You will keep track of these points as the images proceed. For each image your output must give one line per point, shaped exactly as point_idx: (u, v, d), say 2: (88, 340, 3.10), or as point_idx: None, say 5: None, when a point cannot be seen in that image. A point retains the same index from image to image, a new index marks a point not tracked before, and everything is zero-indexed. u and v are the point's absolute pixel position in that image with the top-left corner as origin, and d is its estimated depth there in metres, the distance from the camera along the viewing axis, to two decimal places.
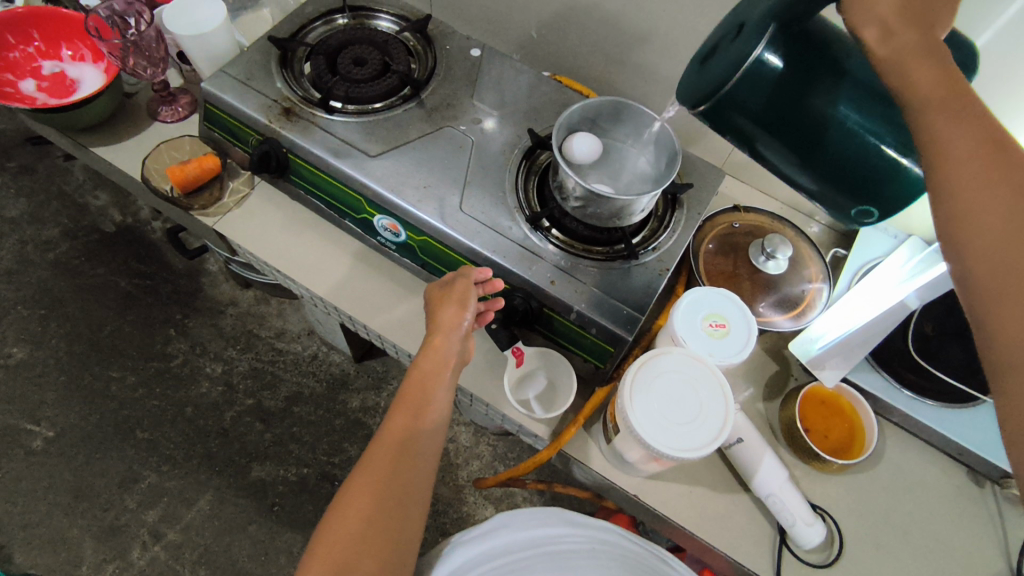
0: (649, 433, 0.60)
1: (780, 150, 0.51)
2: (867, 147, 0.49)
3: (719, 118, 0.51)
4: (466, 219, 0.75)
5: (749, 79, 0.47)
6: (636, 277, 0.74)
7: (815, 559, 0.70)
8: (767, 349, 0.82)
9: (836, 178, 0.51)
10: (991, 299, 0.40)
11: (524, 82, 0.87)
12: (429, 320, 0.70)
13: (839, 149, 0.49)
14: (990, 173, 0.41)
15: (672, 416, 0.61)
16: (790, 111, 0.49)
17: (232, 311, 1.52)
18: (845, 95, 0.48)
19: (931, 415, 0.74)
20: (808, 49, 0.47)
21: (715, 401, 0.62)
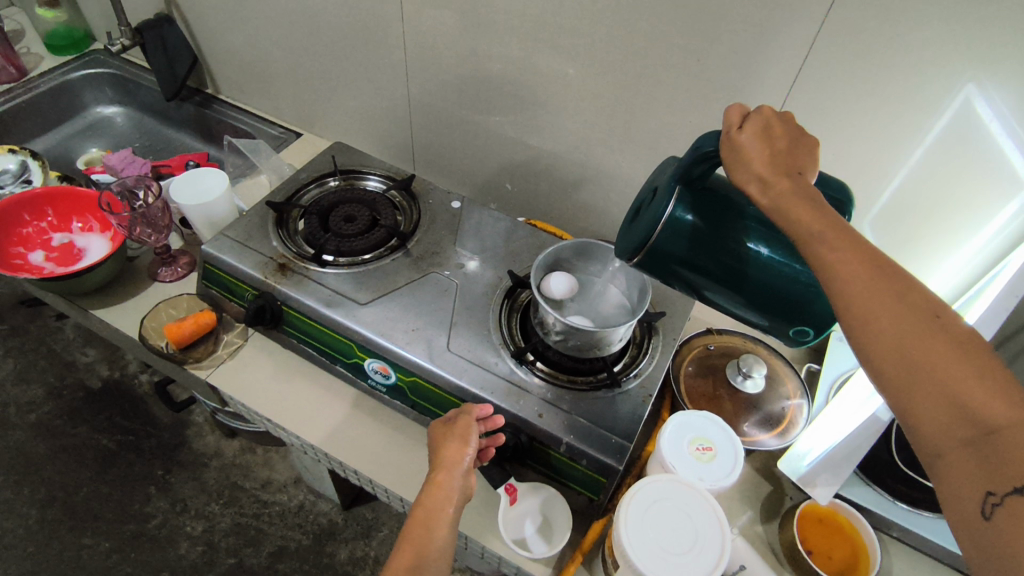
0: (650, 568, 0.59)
1: (715, 288, 0.60)
2: (786, 276, 0.56)
3: (654, 264, 0.61)
4: (454, 357, 0.79)
5: (668, 231, 0.58)
6: (621, 404, 0.76)
7: None
8: (758, 468, 0.83)
9: (771, 307, 0.58)
10: (901, 395, 0.43)
11: (502, 228, 0.95)
12: (432, 457, 0.69)
13: (761, 282, 0.57)
14: (872, 284, 0.45)
15: (670, 547, 0.60)
16: (712, 257, 0.58)
17: (216, 463, 1.48)
18: (756, 235, 0.57)
19: (929, 526, 0.75)
20: (714, 204, 0.58)
21: (711, 525, 0.62)
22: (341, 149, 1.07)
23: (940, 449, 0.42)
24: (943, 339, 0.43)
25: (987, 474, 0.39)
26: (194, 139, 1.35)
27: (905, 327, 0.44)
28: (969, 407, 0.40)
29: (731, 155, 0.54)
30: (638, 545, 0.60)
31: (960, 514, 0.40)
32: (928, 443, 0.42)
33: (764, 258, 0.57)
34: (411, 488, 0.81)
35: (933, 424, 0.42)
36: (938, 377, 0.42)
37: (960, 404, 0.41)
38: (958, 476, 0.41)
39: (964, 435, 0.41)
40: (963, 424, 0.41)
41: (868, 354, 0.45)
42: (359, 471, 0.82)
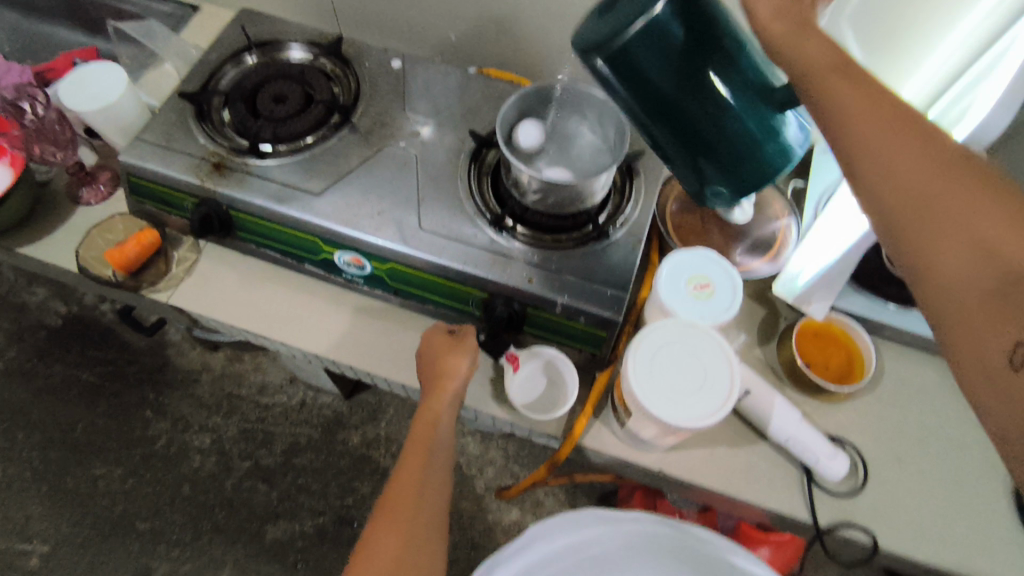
0: (663, 412, 0.59)
1: (657, 127, 0.52)
2: (739, 125, 0.51)
3: (618, 71, 0.48)
4: (429, 236, 0.73)
5: (649, 36, 0.46)
6: (613, 255, 0.73)
7: (842, 489, 0.71)
8: (752, 296, 0.82)
9: (708, 160, 0.53)
10: (916, 242, 0.39)
11: (453, 84, 0.85)
12: (432, 361, 0.69)
13: (711, 128, 0.51)
14: (883, 119, 0.41)
15: (682, 387, 0.60)
16: (681, 85, 0.49)
17: (206, 377, 1.46)
18: (726, 75, 0.49)
19: (918, 322, 0.77)
20: (701, 24, 0.48)
21: (720, 358, 0.62)
22: (250, 15, 0.91)
23: (961, 302, 0.37)
24: (965, 183, 0.38)
25: (1012, 326, 0.35)
26: (74, 30, 1.15)
27: (923, 166, 0.39)
28: (998, 248, 0.36)
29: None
30: (650, 392, 0.60)
31: (978, 364, 0.36)
32: (946, 294, 0.38)
33: (726, 100, 0.50)
34: (411, 374, 0.79)
35: (953, 270, 0.38)
36: (960, 217, 0.38)
37: (986, 249, 0.37)
38: (979, 326, 0.37)
39: (989, 284, 0.36)
40: (990, 268, 0.37)
41: (880, 202, 0.41)
42: (352, 367, 0.80)
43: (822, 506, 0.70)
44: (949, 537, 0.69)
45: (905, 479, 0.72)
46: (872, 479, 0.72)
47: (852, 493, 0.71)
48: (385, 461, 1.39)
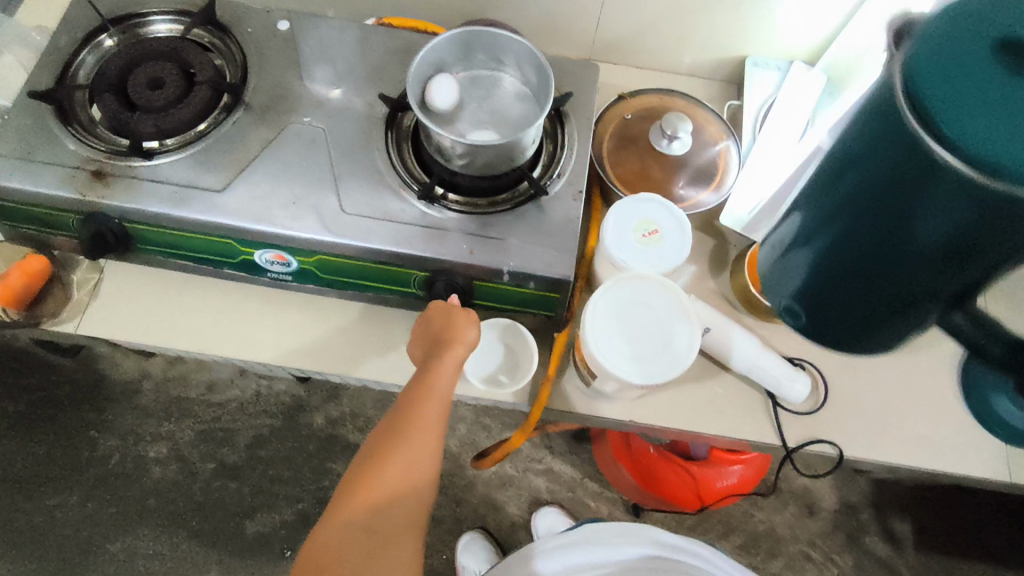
0: (619, 369, 0.57)
1: (851, 198, 0.47)
2: (845, 264, 0.51)
3: (893, 135, 0.41)
4: (354, 219, 0.67)
5: (924, 174, 0.40)
6: (554, 212, 0.68)
7: (805, 407, 0.73)
8: (700, 228, 0.80)
9: (830, 270, 0.52)
10: None
11: (352, 40, 0.75)
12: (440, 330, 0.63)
13: (895, 255, 0.46)
14: None
15: (641, 345, 0.58)
16: (885, 217, 0.45)
17: (148, 384, 1.37)
18: (928, 281, 0.46)
19: None
20: (960, 236, 0.42)
21: (681, 317, 0.60)
22: None
23: None
24: None
25: None
26: None
27: None
28: None
29: None
30: (607, 348, 0.58)
31: None
32: None
33: (944, 273, 0.45)
34: (361, 365, 0.74)
35: None
36: None
37: None
38: None
39: None
40: None
41: None
42: (295, 368, 0.74)
43: (787, 427, 0.72)
44: (906, 435, 0.72)
45: (862, 387, 0.74)
46: (833, 393, 0.73)
47: (814, 410, 0.72)
48: (354, 436, 1.36)
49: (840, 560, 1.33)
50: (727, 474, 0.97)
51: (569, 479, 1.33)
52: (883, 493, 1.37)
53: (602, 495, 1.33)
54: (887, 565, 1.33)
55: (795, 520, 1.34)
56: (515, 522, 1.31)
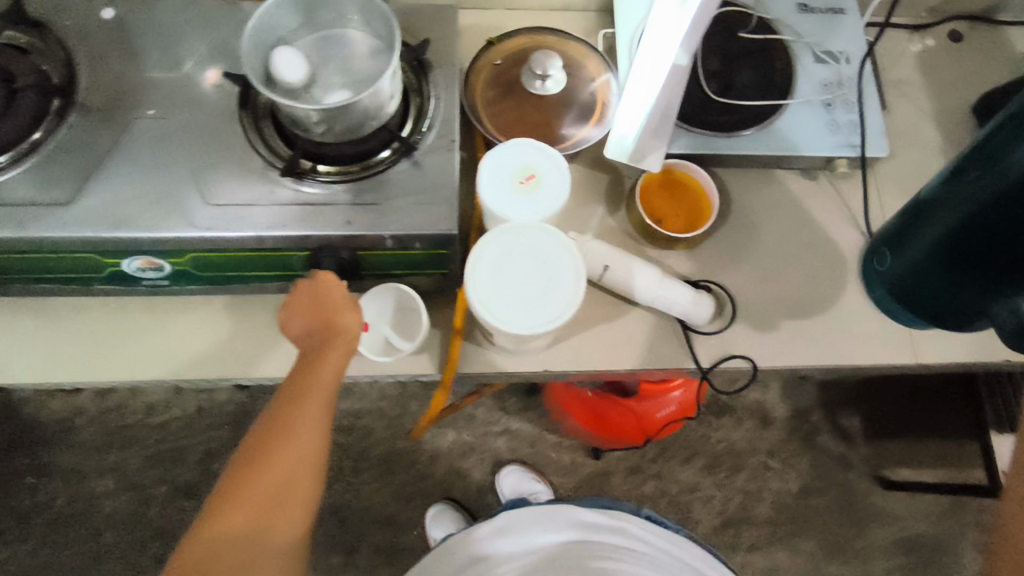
0: (481, 306, 0.56)
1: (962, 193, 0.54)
2: (887, 270, 0.63)
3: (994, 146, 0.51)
4: (221, 211, 0.63)
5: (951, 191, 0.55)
6: (431, 169, 0.66)
7: (715, 326, 0.73)
8: (591, 165, 0.78)
9: (926, 275, 0.58)
10: None
11: (190, 21, 0.70)
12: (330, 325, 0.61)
13: (971, 268, 0.55)
14: None
15: (515, 292, 0.57)
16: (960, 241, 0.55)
17: (83, 419, 1.31)
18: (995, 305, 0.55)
19: (753, 143, 0.75)
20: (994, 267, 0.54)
21: (570, 282, 0.57)
22: None
23: None
24: None
25: None
26: None
27: None
28: None
29: None
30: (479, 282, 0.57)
31: None
32: None
33: (968, 298, 0.57)
34: (263, 362, 0.71)
35: None
36: None
37: None
38: None
39: None
40: None
41: None
42: (196, 381, 0.71)
43: (701, 347, 0.72)
44: (815, 336, 0.74)
45: (768, 296, 0.75)
46: (741, 306, 0.74)
47: (723, 328, 0.73)
48: None
49: (799, 465, 1.35)
50: (667, 403, 0.97)
51: (528, 436, 1.34)
52: (832, 393, 1.39)
53: (562, 445, 1.34)
54: (844, 460, 1.36)
55: (753, 434, 1.36)
56: (482, 486, 1.32)
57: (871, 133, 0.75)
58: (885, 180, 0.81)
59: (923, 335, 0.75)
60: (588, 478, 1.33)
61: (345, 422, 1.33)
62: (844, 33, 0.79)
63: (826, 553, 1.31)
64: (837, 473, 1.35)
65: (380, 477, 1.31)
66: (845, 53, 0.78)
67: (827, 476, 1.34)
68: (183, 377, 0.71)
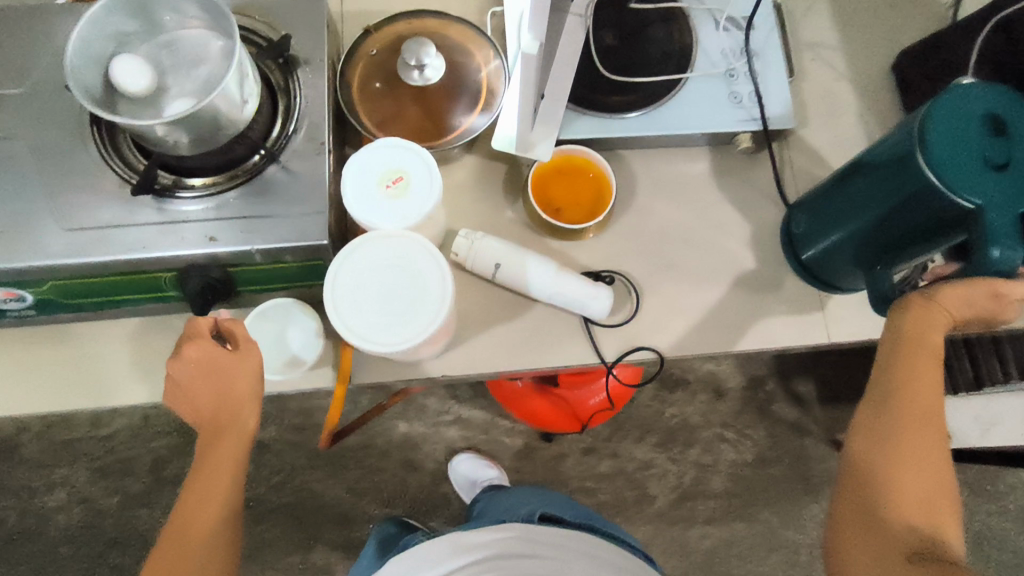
0: (338, 318, 0.54)
1: (875, 173, 0.58)
2: (804, 230, 0.69)
3: (906, 143, 0.53)
4: (75, 236, 0.59)
5: (873, 173, 0.58)
6: (299, 176, 0.62)
7: (621, 316, 0.71)
8: (488, 154, 0.75)
9: (834, 240, 0.65)
10: (871, 484, 0.55)
11: (29, 26, 0.64)
12: (219, 395, 0.60)
13: (869, 237, 0.61)
14: (921, 449, 0.54)
15: (382, 307, 0.54)
16: (863, 214, 0.60)
17: (28, 435, 1.29)
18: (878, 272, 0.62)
19: (649, 123, 0.71)
20: (887, 242, 0.60)
21: (435, 299, 0.54)
22: None
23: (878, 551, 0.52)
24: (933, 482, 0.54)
25: (900, 548, 0.51)
26: None
27: (913, 463, 0.54)
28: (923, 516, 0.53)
29: (905, 333, 0.55)
30: (339, 292, 0.54)
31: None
32: (860, 540, 0.54)
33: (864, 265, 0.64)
34: (145, 386, 0.68)
35: (903, 509, 0.53)
36: (920, 488, 0.53)
37: (914, 526, 0.52)
38: (855, 557, 0.54)
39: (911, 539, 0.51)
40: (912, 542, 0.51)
41: (896, 505, 0.53)
42: (72, 410, 0.67)
43: (605, 340, 0.70)
44: (723, 320, 0.71)
45: (675, 282, 0.72)
46: (646, 295, 0.71)
47: (629, 318, 0.71)
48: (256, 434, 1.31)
49: (753, 434, 1.34)
50: (597, 390, 0.97)
51: (480, 422, 1.33)
52: (787, 359, 1.37)
53: (515, 430, 1.33)
54: (799, 426, 1.35)
55: (707, 406, 1.35)
56: (436, 475, 1.31)
57: (775, 105, 0.72)
58: (798, 151, 0.77)
59: (834, 312, 0.72)
60: (543, 461, 1.32)
61: (294, 421, 1.31)
62: None
63: (782, 519, 1.32)
64: (792, 439, 1.35)
65: (333, 473, 1.30)
66: (749, 18, 0.73)
67: (782, 444, 1.34)
68: (59, 407, 0.67)
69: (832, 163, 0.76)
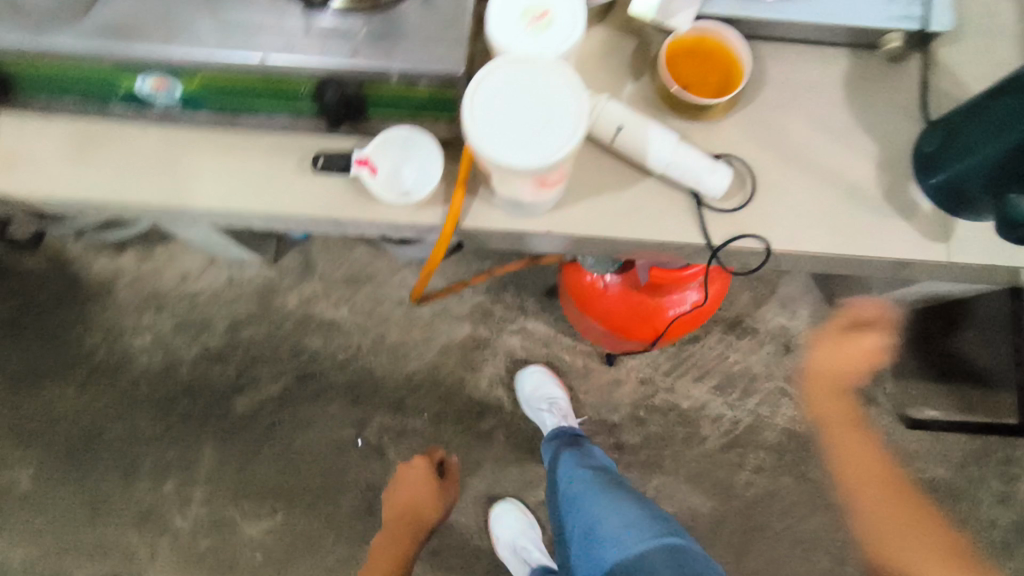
0: (473, 125, 0.55)
1: None
2: (937, 148, 0.66)
3: None
4: (230, 32, 0.63)
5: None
6: (442, 6, 0.63)
7: (733, 203, 0.70)
8: (620, 26, 0.73)
9: (972, 158, 0.62)
10: None
11: None
12: None
13: (1013, 155, 0.58)
14: None
15: (516, 127, 0.55)
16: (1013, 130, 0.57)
17: (123, 280, 1.38)
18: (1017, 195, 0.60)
19: (796, 9, 0.68)
20: None
21: (567, 130, 0.55)
22: None
23: None
24: None
25: None
26: None
27: None
28: None
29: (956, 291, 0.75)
30: (478, 95, 0.56)
31: None
32: None
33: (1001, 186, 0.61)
34: (262, 197, 0.69)
35: None
36: None
37: None
38: None
39: None
40: None
41: None
42: (192, 209, 0.70)
43: (713, 223, 0.69)
44: (839, 223, 0.69)
45: (794, 179, 0.70)
46: (762, 186, 0.70)
47: (742, 205, 0.69)
48: (328, 312, 1.36)
49: None
50: (682, 301, 0.98)
51: (542, 336, 1.35)
52: None
53: (575, 350, 1.34)
54: (865, 393, 1.32)
55: (772, 358, 1.32)
56: (492, 380, 1.34)
57: (935, 7, 0.68)
58: (947, 65, 0.73)
59: (961, 232, 0.69)
60: (599, 384, 1.33)
61: (365, 305, 1.36)
62: None
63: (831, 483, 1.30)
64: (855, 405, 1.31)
65: (395, 361, 1.35)
66: None
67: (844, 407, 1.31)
68: (179, 205, 0.69)
69: (983, 81, 0.72)
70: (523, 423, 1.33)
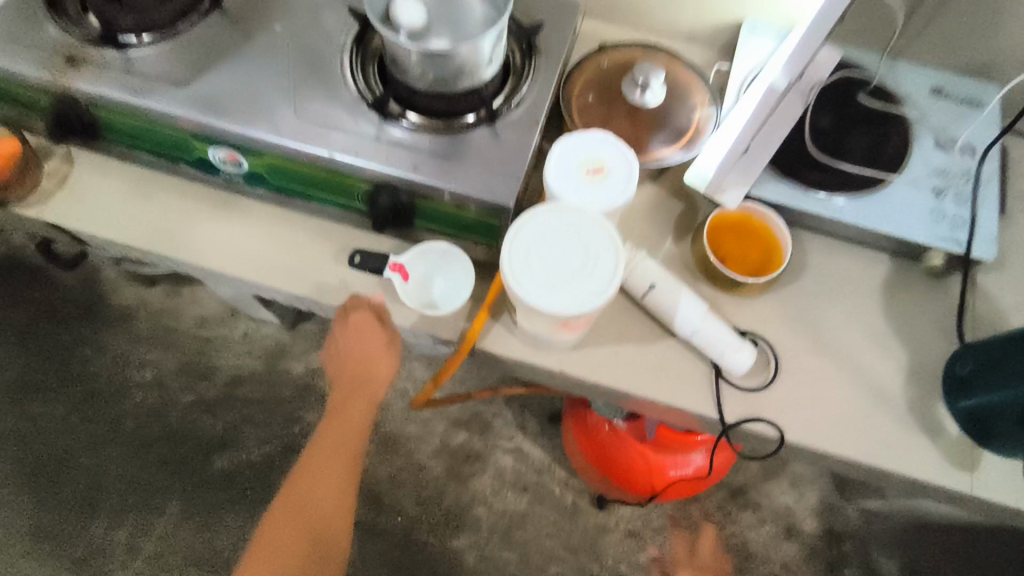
0: (509, 258, 0.56)
1: None
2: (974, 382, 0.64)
3: None
4: (306, 125, 0.66)
5: None
6: (507, 141, 0.67)
7: (752, 383, 0.68)
8: (671, 191, 0.76)
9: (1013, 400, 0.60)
10: None
11: None
12: None
13: None
14: None
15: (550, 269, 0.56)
16: None
17: (144, 312, 1.40)
18: None
19: (844, 210, 0.70)
20: None
21: (574, 300, 0.55)
22: None
23: None
24: None
25: None
26: None
27: None
28: None
29: None
30: (525, 221, 0.58)
31: None
32: None
33: None
34: (293, 278, 0.71)
35: None
36: None
37: None
38: None
39: None
40: None
41: None
42: (227, 274, 0.72)
43: (730, 400, 0.68)
44: (860, 428, 0.67)
45: (818, 372, 0.69)
46: (784, 372, 0.69)
47: (761, 388, 0.68)
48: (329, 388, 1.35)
49: None
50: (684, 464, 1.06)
51: (537, 462, 1.30)
52: (874, 525, 1.25)
53: (568, 483, 1.29)
54: None
55: (770, 539, 1.24)
56: (476, 496, 1.28)
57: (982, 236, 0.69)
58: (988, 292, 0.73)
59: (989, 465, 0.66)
60: (585, 526, 1.26)
61: None
62: (973, 126, 0.73)
63: None
64: None
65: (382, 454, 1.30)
66: (972, 146, 0.72)
67: None
68: (216, 267, 0.72)
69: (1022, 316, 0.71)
70: (498, 551, 1.25)
